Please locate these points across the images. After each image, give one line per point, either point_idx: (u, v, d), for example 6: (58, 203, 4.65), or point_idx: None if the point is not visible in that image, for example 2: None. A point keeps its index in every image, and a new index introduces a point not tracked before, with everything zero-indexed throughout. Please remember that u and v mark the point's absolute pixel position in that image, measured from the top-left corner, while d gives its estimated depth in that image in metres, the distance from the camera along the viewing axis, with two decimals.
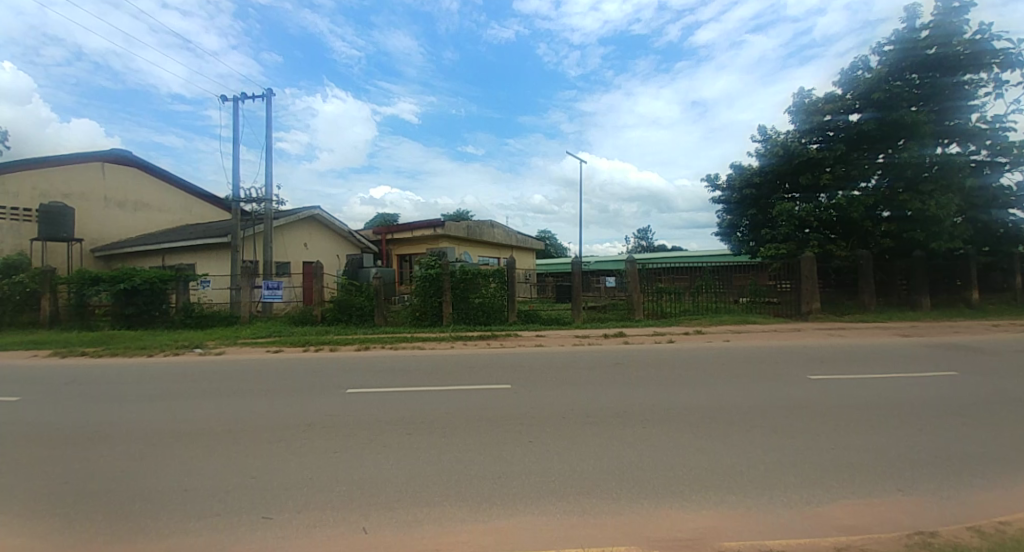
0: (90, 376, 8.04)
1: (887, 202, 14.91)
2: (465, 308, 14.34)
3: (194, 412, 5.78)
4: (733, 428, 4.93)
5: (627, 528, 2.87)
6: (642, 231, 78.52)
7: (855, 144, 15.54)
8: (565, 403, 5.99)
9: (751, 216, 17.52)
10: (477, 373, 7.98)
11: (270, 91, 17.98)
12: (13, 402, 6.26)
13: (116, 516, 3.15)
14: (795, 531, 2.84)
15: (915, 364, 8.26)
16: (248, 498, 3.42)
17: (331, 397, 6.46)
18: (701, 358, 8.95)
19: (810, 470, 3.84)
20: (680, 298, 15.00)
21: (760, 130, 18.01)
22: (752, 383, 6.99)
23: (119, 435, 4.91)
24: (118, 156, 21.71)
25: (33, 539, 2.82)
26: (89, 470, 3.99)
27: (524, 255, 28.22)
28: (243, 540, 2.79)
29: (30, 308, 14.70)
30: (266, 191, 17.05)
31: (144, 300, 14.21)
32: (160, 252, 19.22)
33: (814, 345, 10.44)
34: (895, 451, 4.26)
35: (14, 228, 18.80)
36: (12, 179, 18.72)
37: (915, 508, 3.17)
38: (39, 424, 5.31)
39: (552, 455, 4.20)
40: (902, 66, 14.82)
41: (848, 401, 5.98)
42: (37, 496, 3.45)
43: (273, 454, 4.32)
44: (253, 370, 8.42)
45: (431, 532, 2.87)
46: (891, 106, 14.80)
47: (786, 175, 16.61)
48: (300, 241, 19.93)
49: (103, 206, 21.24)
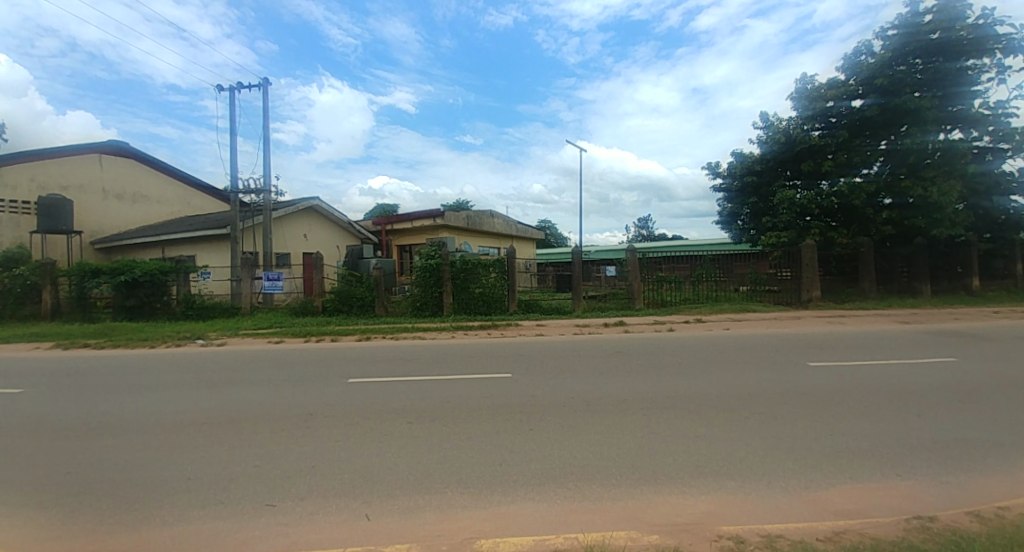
0: (93, 368, 8.08)
1: (888, 189, 14.87)
2: (466, 298, 14.32)
3: (194, 404, 5.78)
4: (732, 415, 4.95)
5: (628, 513, 2.92)
6: (641, 221, 79.49)
7: (857, 131, 15.42)
8: (567, 391, 6.02)
9: (751, 205, 17.49)
10: (477, 362, 8.01)
11: (267, 80, 17.70)
12: (16, 395, 6.29)
13: (121, 505, 3.20)
14: (793, 516, 2.87)
15: (913, 350, 8.29)
16: (252, 487, 3.45)
17: (332, 387, 6.47)
18: (701, 346, 8.99)
19: (808, 455, 3.88)
20: (681, 287, 15.01)
21: (762, 117, 17.90)
22: (751, 370, 7.00)
23: (122, 426, 4.92)
24: (115, 147, 21.54)
25: (37, 531, 2.84)
26: (94, 460, 4.02)
27: (524, 245, 28.21)
28: (248, 528, 2.84)
29: (31, 300, 14.66)
30: (264, 182, 16.93)
31: (145, 293, 14.26)
32: (160, 244, 19.22)
33: (813, 332, 10.47)
34: (894, 436, 4.30)
35: (13, 221, 18.72)
36: (9, 172, 18.57)
37: (912, 491, 3.22)
38: (40, 415, 5.31)
39: (554, 442, 4.25)
40: (905, 52, 14.63)
41: (850, 387, 5.98)
42: (41, 487, 3.48)
43: (274, 443, 4.35)
44: (254, 360, 8.50)
45: (432, 518, 2.91)
46: (893, 91, 14.69)
47: (787, 163, 16.59)
48: (300, 233, 19.85)
49: (101, 199, 21.15)
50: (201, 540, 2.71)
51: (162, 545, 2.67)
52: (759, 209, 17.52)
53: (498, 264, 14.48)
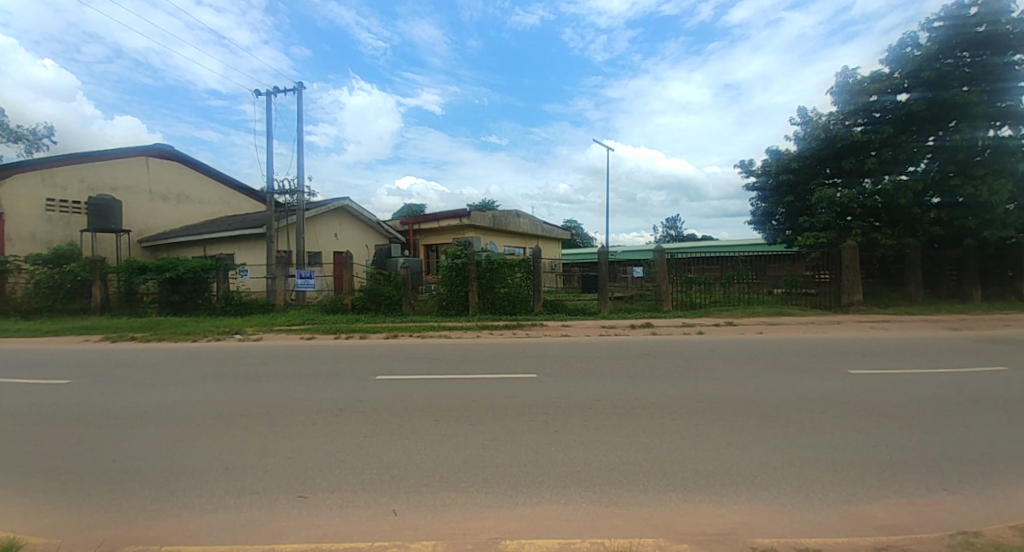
0: (136, 360, 8.52)
1: (937, 187, 14.06)
2: (491, 297, 14.37)
3: (226, 396, 6.02)
4: (765, 423, 4.78)
5: (654, 520, 2.86)
6: (670, 220, 78.32)
7: (903, 127, 14.62)
8: (591, 393, 5.97)
9: (788, 204, 16.86)
10: (501, 362, 8.04)
11: (300, 84, 18.26)
12: (65, 384, 6.72)
13: (161, 492, 3.36)
14: (832, 530, 2.74)
15: (958, 358, 7.80)
16: (284, 478, 3.56)
17: (359, 383, 6.63)
18: (730, 350, 8.74)
19: (847, 467, 3.69)
20: (711, 289, 14.64)
21: (800, 112, 17.24)
22: (783, 376, 6.76)
23: (161, 416, 5.19)
24: (160, 150, 22.69)
25: (79, 519, 2.99)
26: (138, 449, 4.24)
27: (551, 245, 28.13)
28: (280, 519, 2.91)
29: (81, 295, 15.55)
30: (298, 183, 17.47)
31: (188, 289, 14.97)
32: (201, 242, 20.12)
33: (851, 338, 10.01)
34: (939, 448, 4.06)
35: (66, 219, 19.93)
36: (63, 173, 19.76)
37: (961, 508, 3.02)
38: (86, 405, 5.66)
39: (579, 445, 4.19)
40: (952, 44, 13.75)
41: (889, 396, 5.67)
42: (86, 475, 3.69)
43: (306, 436, 4.48)
44: (285, 355, 8.80)
45: (457, 516, 2.93)
46: (941, 85, 13.87)
47: (827, 160, 15.90)
48: (331, 232, 20.39)
49: (147, 199, 22.31)
50: (235, 528, 2.82)
51: (199, 532, 2.79)
52: (796, 209, 16.90)
53: (524, 264, 14.47)
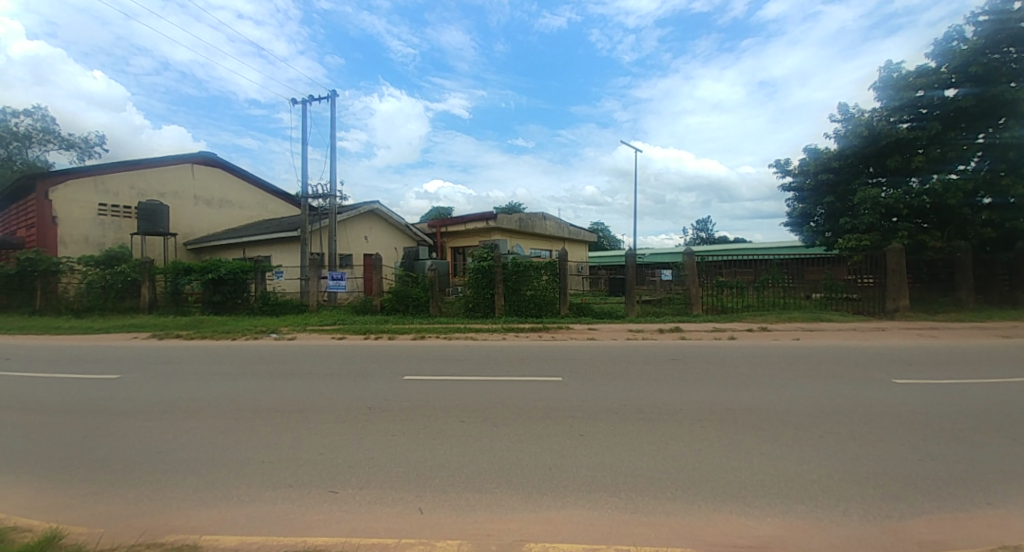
0: (178, 357, 8.95)
1: (989, 187, 13.29)
2: (517, 300, 14.38)
3: (261, 392, 6.26)
4: (799, 432, 4.61)
5: (682, 529, 2.80)
6: (700, 223, 76.56)
7: (950, 124, 13.85)
8: (617, 398, 5.88)
9: (827, 204, 16.13)
10: (526, 364, 8.05)
11: (333, 92, 18.82)
12: (113, 379, 7.12)
13: (202, 484, 3.51)
14: (870, 545, 2.63)
15: (1006, 368, 7.36)
16: (316, 473, 3.67)
17: (386, 383, 6.76)
18: (760, 356, 8.49)
19: (886, 480, 3.53)
20: (744, 292, 14.21)
21: (840, 109, 16.52)
22: (818, 384, 6.50)
23: (199, 411, 5.43)
24: (203, 157, 23.82)
25: (127, 508, 3.16)
26: (180, 442, 4.45)
27: (578, 248, 27.93)
28: (310, 512, 3.02)
29: (131, 295, 16.44)
30: (331, 187, 17.98)
31: (229, 290, 15.63)
32: (241, 245, 20.97)
33: (893, 345, 9.55)
34: (987, 461, 3.83)
35: (117, 224, 21.11)
36: (115, 180, 20.97)
37: (1008, 524, 2.83)
38: (132, 399, 5.99)
39: (606, 451, 4.14)
40: (998, 39, 12.99)
41: (930, 407, 5.39)
42: (133, 466, 3.90)
43: (337, 433, 4.61)
44: (316, 355, 9.08)
45: (481, 516, 2.96)
46: (990, 80, 13.13)
47: (869, 158, 15.18)
48: (361, 235, 20.86)
49: (192, 203, 23.42)
50: (268, 520, 2.93)
51: (237, 522, 2.91)
52: (836, 210, 16.09)
53: (550, 267, 14.45)
